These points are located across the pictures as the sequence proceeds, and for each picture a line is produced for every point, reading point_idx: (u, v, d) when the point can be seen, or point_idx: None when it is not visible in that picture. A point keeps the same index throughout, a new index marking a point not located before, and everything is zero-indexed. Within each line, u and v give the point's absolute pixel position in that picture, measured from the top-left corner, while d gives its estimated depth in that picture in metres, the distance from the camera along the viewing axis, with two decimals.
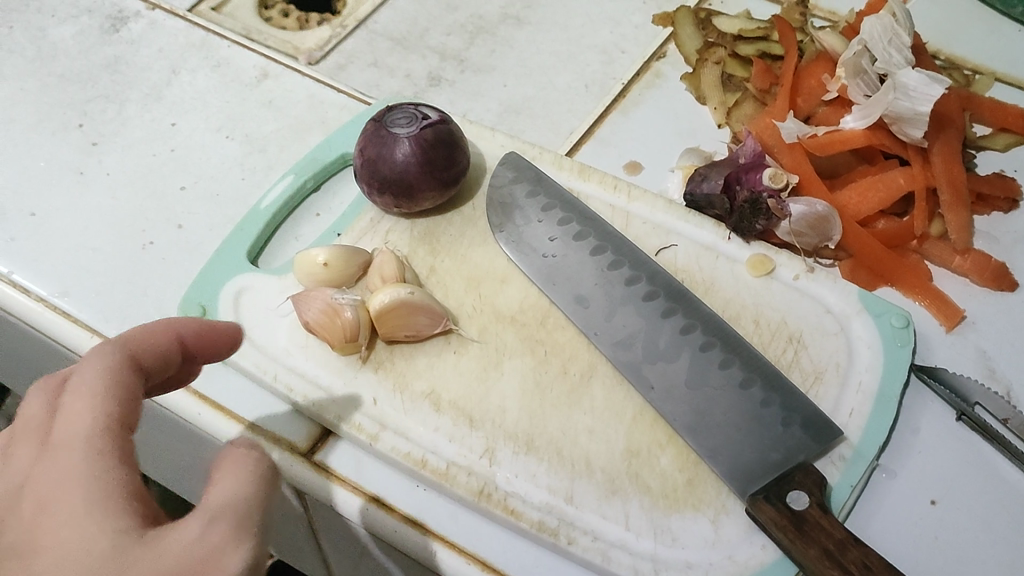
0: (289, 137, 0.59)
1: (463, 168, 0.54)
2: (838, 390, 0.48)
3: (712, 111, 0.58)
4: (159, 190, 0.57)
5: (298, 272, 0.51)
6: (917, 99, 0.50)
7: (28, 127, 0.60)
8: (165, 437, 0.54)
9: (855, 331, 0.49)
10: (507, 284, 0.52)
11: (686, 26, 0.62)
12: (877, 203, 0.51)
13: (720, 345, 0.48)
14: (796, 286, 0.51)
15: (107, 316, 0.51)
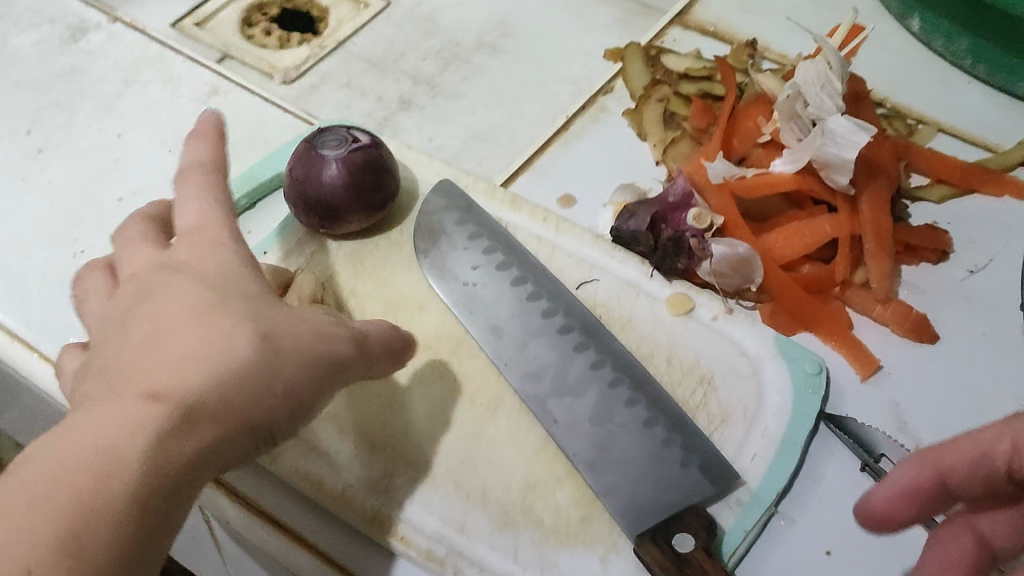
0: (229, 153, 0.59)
1: (392, 194, 0.54)
2: (743, 435, 0.47)
3: (651, 147, 0.58)
4: (96, 200, 0.58)
5: None
6: (844, 145, 0.50)
7: None
8: None
9: (766, 376, 0.49)
10: (425, 311, 0.52)
11: (635, 62, 0.62)
12: (802, 247, 0.51)
13: (629, 382, 0.48)
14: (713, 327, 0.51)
15: (31, 321, 0.52)
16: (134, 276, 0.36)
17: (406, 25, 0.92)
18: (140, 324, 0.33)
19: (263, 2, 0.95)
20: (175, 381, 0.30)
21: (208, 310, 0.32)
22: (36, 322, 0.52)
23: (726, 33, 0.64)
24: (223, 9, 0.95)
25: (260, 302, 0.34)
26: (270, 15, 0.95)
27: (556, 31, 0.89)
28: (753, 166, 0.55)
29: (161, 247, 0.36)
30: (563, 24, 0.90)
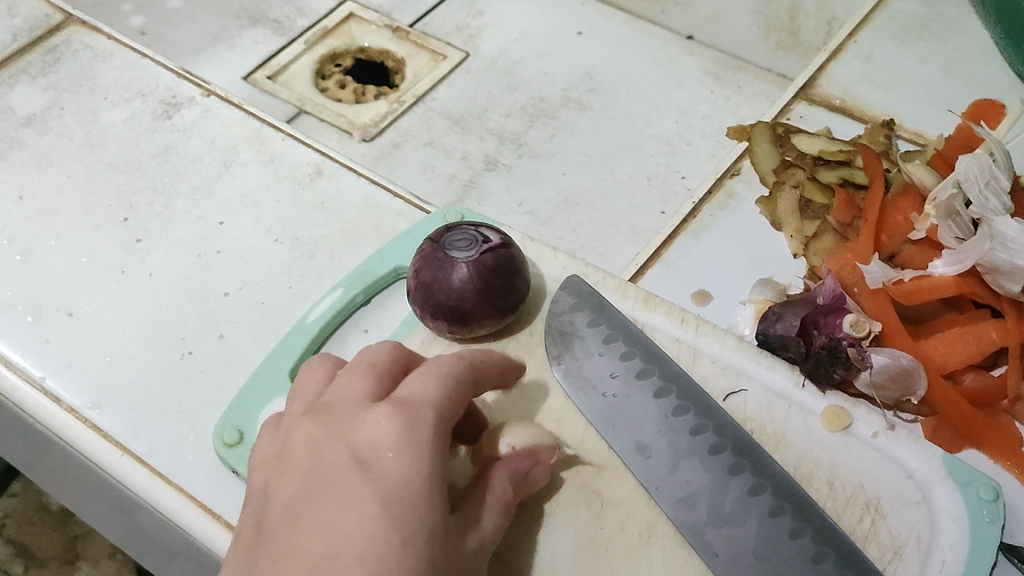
0: (341, 243, 0.58)
1: (522, 296, 0.51)
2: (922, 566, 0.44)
3: (787, 238, 0.56)
4: (201, 295, 0.55)
5: None
6: (1016, 251, 0.46)
7: (73, 219, 0.59)
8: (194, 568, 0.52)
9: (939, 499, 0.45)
10: (564, 424, 0.49)
11: (762, 143, 0.61)
12: (966, 357, 0.48)
13: (791, 511, 0.44)
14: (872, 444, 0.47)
15: (139, 432, 0.49)
16: (321, 440, 0.37)
17: (488, 77, 0.86)
18: (326, 511, 0.34)
19: (336, 52, 0.89)
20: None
21: (390, 511, 0.33)
22: (146, 431, 0.49)
23: (853, 107, 0.64)
24: (297, 59, 0.87)
25: (436, 513, 0.35)
26: (343, 67, 0.88)
27: (646, 85, 0.84)
28: (907, 264, 0.51)
29: (357, 413, 0.37)
30: (655, 76, 0.85)
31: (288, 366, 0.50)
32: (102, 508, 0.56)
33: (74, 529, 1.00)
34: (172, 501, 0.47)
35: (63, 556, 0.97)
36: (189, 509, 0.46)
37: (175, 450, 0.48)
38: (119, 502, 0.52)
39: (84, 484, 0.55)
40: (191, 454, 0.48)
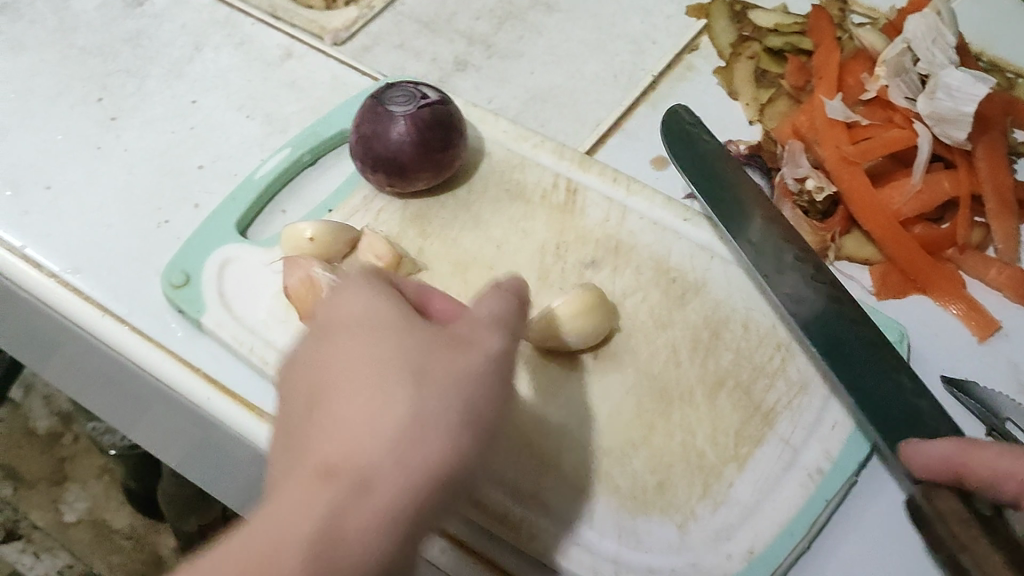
0: (311, 119, 0.58)
1: (459, 152, 0.53)
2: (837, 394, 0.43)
3: (744, 106, 0.58)
4: (176, 168, 0.56)
5: (285, 244, 0.51)
6: (961, 99, 0.48)
7: (47, 99, 0.59)
8: (160, 412, 0.55)
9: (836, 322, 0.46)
10: (494, 271, 0.51)
11: (720, 19, 0.63)
12: (920, 206, 0.50)
13: (729, 386, 0.47)
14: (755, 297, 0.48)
15: (118, 294, 0.51)
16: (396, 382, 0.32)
17: None
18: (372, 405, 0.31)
19: None
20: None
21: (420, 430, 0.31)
22: (121, 291, 0.51)
23: None
24: None
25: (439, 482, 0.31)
26: None
27: None
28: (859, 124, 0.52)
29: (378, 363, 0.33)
30: None
31: (233, 217, 0.53)
32: (79, 370, 0.60)
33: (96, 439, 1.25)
34: (125, 339, 0.49)
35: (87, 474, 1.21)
36: (158, 354, 0.49)
37: (136, 299, 0.51)
38: (111, 377, 0.55)
39: (85, 369, 0.59)
40: (145, 299, 0.51)
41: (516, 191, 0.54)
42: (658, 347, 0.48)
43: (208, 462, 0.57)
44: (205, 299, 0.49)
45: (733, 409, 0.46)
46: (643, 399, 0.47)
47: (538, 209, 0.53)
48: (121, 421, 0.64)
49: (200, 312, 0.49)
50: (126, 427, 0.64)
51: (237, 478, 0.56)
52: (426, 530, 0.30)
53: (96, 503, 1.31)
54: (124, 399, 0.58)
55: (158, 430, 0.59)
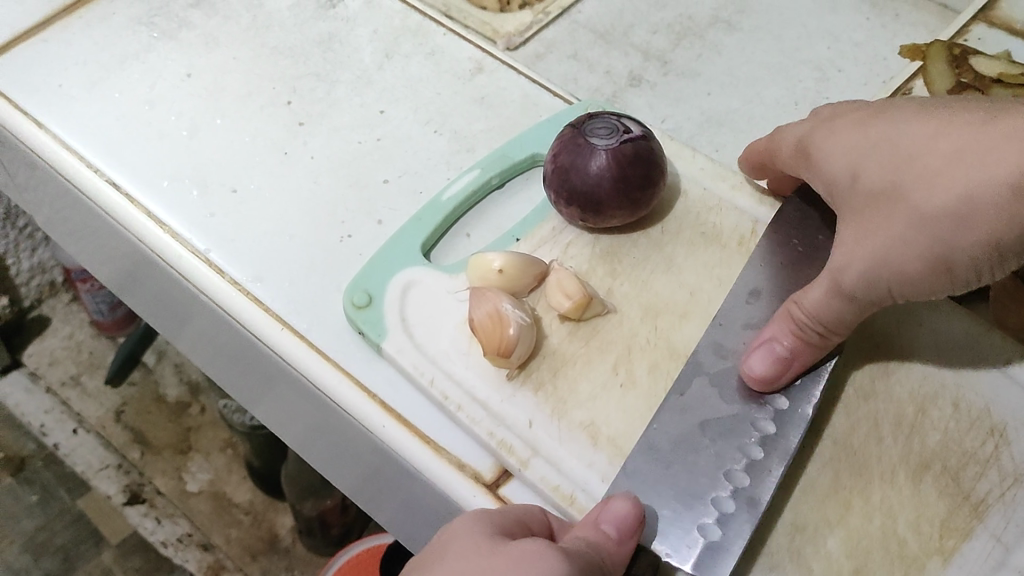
0: (500, 139, 0.57)
1: (659, 192, 0.51)
2: (653, 485, 0.42)
3: None
4: (361, 180, 0.55)
5: (471, 273, 0.49)
6: None
7: (237, 99, 0.58)
8: (284, 392, 0.53)
9: (769, 434, 0.44)
10: (687, 320, 0.49)
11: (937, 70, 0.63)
12: None
13: (937, 469, 0.44)
14: (787, 392, 0.45)
15: (299, 308, 0.50)
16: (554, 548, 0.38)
17: None
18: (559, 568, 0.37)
19: None
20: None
21: None
22: (303, 306, 0.50)
23: None
24: None
25: None
26: None
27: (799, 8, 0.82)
28: None
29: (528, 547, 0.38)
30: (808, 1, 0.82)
31: (420, 238, 0.51)
32: (213, 351, 0.59)
33: (187, 421, 1.38)
34: (301, 354, 0.49)
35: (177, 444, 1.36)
36: (335, 375, 0.48)
37: (317, 314, 0.50)
38: (260, 376, 0.55)
39: (215, 344, 0.58)
40: (327, 316, 0.50)
41: (711, 235, 0.51)
42: (859, 419, 0.45)
43: (327, 448, 0.55)
44: (388, 323, 0.48)
45: (939, 496, 0.43)
46: (841, 473, 0.44)
47: (736, 256, 0.50)
48: (246, 400, 0.62)
49: (381, 335, 0.48)
50: (248, 404, 0.63)
51: (357, 473, 0.54)
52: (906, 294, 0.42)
53: (218, 475, 1.34)
54: (249, 373, 0.56)
55: (297, 436, 0.58)
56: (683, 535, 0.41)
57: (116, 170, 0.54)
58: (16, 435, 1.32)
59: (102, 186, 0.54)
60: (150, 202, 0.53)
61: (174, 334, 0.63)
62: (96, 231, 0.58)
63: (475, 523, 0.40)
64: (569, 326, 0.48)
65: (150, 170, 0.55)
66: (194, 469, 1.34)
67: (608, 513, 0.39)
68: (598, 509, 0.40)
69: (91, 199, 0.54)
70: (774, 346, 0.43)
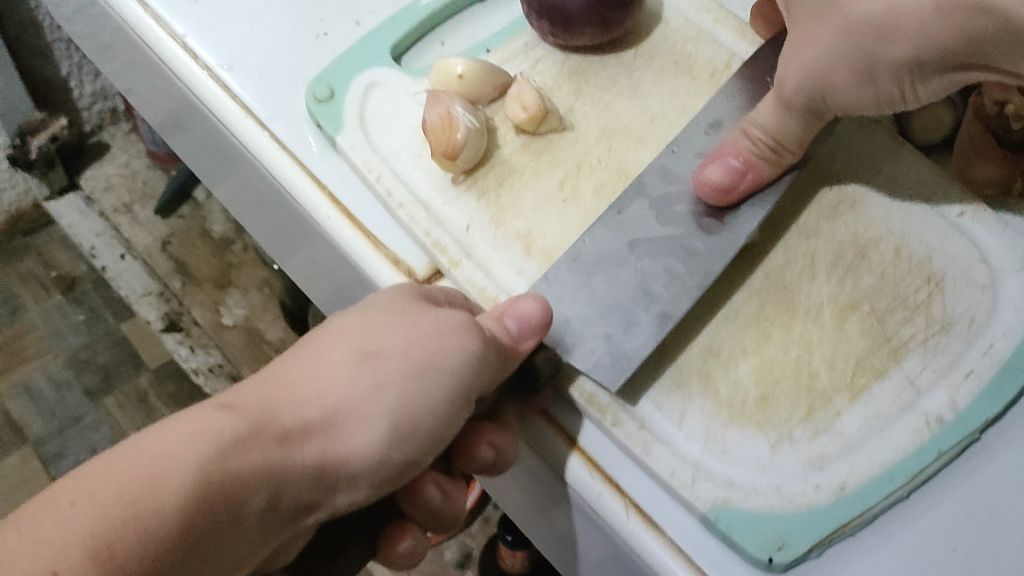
0: None
1: (634, 14, 0.49)
2: (573, 290, 0.42)
3: None
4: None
5: (434, 77, 0.49)
6: None
7: None
8: (253, 188, 0.54)
9: (696, 250, 0.43)
10: (643, 144, 0.48)
11: None
12: None
13: (865, 310, 0.43)
14: (727, 213, 0.44)
15: (264, 97, 0.51)
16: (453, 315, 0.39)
17: None
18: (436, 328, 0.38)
19: None
20: (249, 405, 0.34)
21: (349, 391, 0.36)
22: (268, 97, 0.51)
23: None
24: None
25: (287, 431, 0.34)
26: None
27: None
28: None
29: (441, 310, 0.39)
30: None
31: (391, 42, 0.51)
32: (200, 148, 0.60)
33: (231, 260, 1.40)
34: (259, 141, 0.50)
35: (217, 279, 1.38)
36: (291, 166, 0.49)
37: (280, 106, 0.50)
38: (236, 173, 0.56)
39: (200, 141, 0.59)
40: (291, 108, 0.50)
41: (684, 65, 0.50)
42: (796, 255, 0.45)
43: (293, 252, 0.57)
44: (345, 118, 0.48)
45: (861, 336, 0.43)
46: (766, 305, 0.44)
47: (704, 86, 0.49)
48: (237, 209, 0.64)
49: (337, 130, 0.48)
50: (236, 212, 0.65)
51: (320, 278, 0.56)
52: (845, 92, 0.42)
53: (253, 312, 1.35)
54: (227, 171, 0.58)
55: (271, 235, 0.59)
56: (591, 338, 0.41)
57: None
58: (70, 256, 1.40)
59: None
60: None
61: (174, 134, 0.65)
62: (97, 22, 0.60)
63: (395, 291, 0.40)
64: (524, 138, 0.48)
65: None
66: (231, 304, 1.36)
67: (515, 310, 0.39)
68: (510, 301, 0.40)
69: None
70: (728, 159, 0.44)
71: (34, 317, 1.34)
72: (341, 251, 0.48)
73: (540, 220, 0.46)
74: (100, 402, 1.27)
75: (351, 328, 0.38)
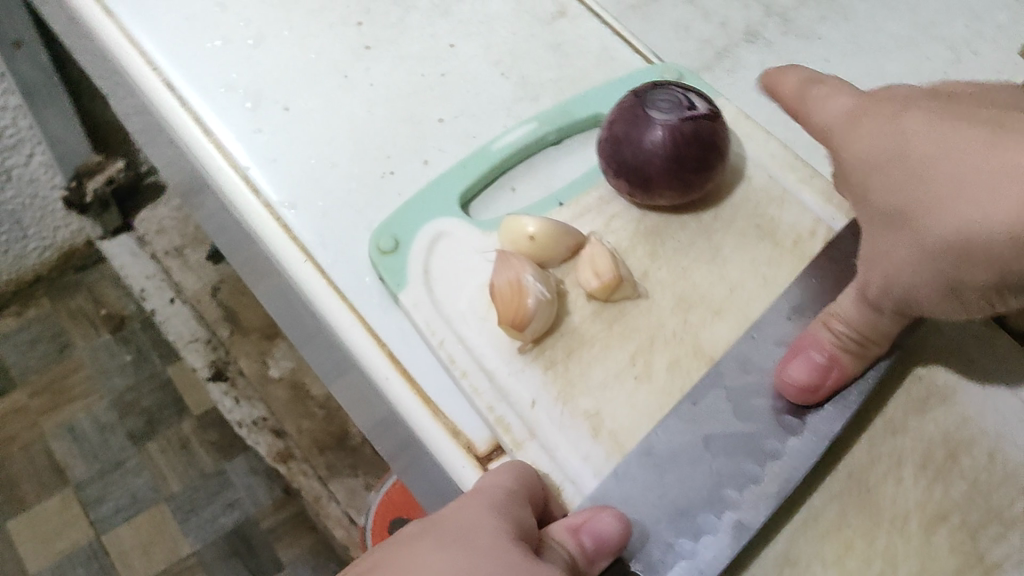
0: (568, 92, 0.54)
1: (715, 176, 0.47)
2: (644, 490, 0.40)
3: None
4: (415, 117, 0.53)
5: (503, 235, 0.47)
6: None
7: (309, 13, 0.57)
8: (309, 324, 0.52)
9: (776, 451, 0.40)
10: (719, 318, 0.45)
11: None
12: None
13: (956, 524, 0.41)
14: (808, 411, 0.41)
15: (326, 242, 0.48)
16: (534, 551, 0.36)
17: None
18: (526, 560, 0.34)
19: None
20: None
21: None
22: (331, 241, 0.49)
23: None
24: None
25: None
26: None
27: None
28: None
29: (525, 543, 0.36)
30: None
31: (460, 189, 0.49)
32: (255, 266, 0.59)
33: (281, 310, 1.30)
34: (318, 289, 0.47)
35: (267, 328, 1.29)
36: (350, 319, 0.46)
37: (343, 251, 0.48)
38: (292, 303, 0.55)
39: (256, 263, 0.57)
40: (354, 254, 0.48)
41: (767, 229, 0.48)
42: (881, 454, 0.42)
43: (347, 386, 0.55)
44: (409, 273, 0.46)
45: (950, 554, 0.40)
46: (848, 509, 0.41)
47: (786, 255, 0.47)
48: (289, 325, 0.63)
49: (400, 286, 0.46)
50: (289, 326, 0.64)
51: (375, 417, 0.54)
52: (929, 309, 0.37)
53: (299, 366, 1.25)
54: (282, 298, 0.56)
55: (325, 359, 0.57)
56: (659, 548, 0.38)
57: (174, 70, 0.53)
58: (119, 293, 1.40)
59: (157, 86, 0.53)
60: (201, 108, 0.52)
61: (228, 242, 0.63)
62: (154, 129, 0.58)
63: (476, 512, 0.36)
64: (596, 305, 0.46)
65: (206, 76, 0.53)
66: (277, 356, 1.26)
67: (593, 526, 0.37)
68: (587, 514, 0.38)
69: (146, 94, 0.53)
70: (810, 355, 0.41)
71: (82, 356, 1.35)
72: (398, 413, 0.46)
73: (609, 399, 0.44)
74: (141, 447, 1.28)
75: (432, 555, 0.34)
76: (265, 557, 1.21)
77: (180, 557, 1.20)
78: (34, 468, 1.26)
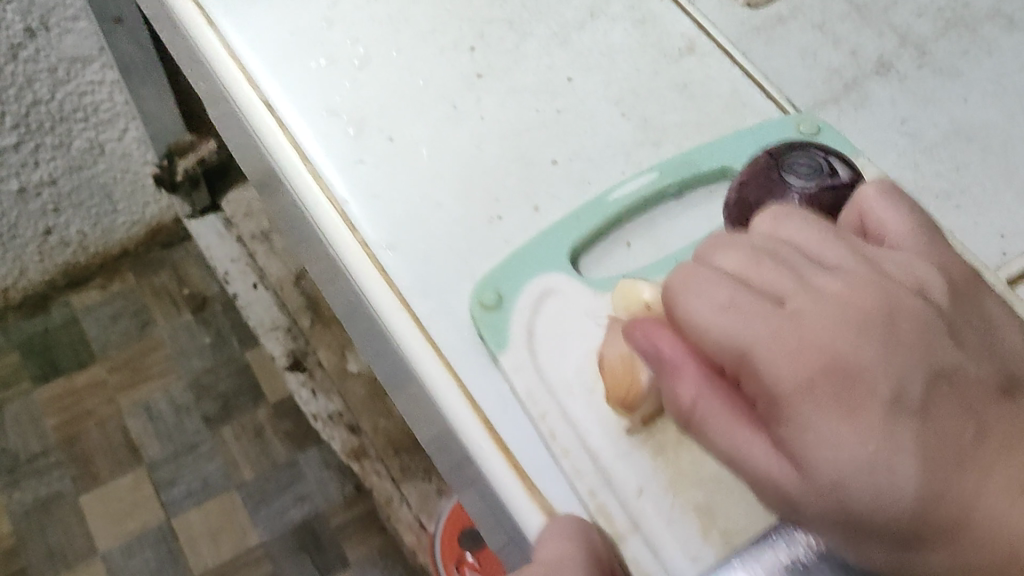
0: (693, 139, 0.50)
1: None
2: None
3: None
4: (528, 156, 0.49)
5: (616, 299, 0.43)
6: None
7: (419, 35, 0.53)
8: (395, 368, 0.49)
9: None
10: None
11: None
12: None
13: None
14: None
15: (425, 289, 0.45)
16: None
17: None
18: None
19: None
20: None
21: None
22: (429, 289, 0.45)
23: None
24: None
25: None
26: None
27: None
28: None
29: None
30: None
31: (571, 242, 0.45)
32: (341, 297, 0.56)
33: None
34: (412, 342, 0.44)
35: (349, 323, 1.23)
36: (445, 378, 0.43)
37: (442, 299, 0.45)
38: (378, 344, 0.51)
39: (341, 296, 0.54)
40: (453, 305, 0.45)
41: None
42: None
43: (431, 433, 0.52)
44: (511, 334, 0.43)
45: None
46: None
47: None
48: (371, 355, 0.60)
49: (501, 348, 0.43)
50: None
51: (457, 471, 0.50)
52: None
53: None
54: (366, 336, 0.53)
55: (404, 401, 0.54)
56: None
57: (275, 89, 0.50)
58: (203, 274, 1.39)
59: (257, 106, 0.50)
60: (301, 132, 0.49)
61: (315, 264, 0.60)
62: (245, 146, 0.55)
63: None
64: None
65: (308, 97, 0.50)
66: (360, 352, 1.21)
67: None
68: None
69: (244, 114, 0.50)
70: None
71: (163, 334, 1.34)
72: (488, 484, 0.42)
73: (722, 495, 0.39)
74: (215, 431, 1.27)
75: None
76: (332, 553, 1.18)
77: (246, 547, 1.19)
78: (110, 445, 1.25)
